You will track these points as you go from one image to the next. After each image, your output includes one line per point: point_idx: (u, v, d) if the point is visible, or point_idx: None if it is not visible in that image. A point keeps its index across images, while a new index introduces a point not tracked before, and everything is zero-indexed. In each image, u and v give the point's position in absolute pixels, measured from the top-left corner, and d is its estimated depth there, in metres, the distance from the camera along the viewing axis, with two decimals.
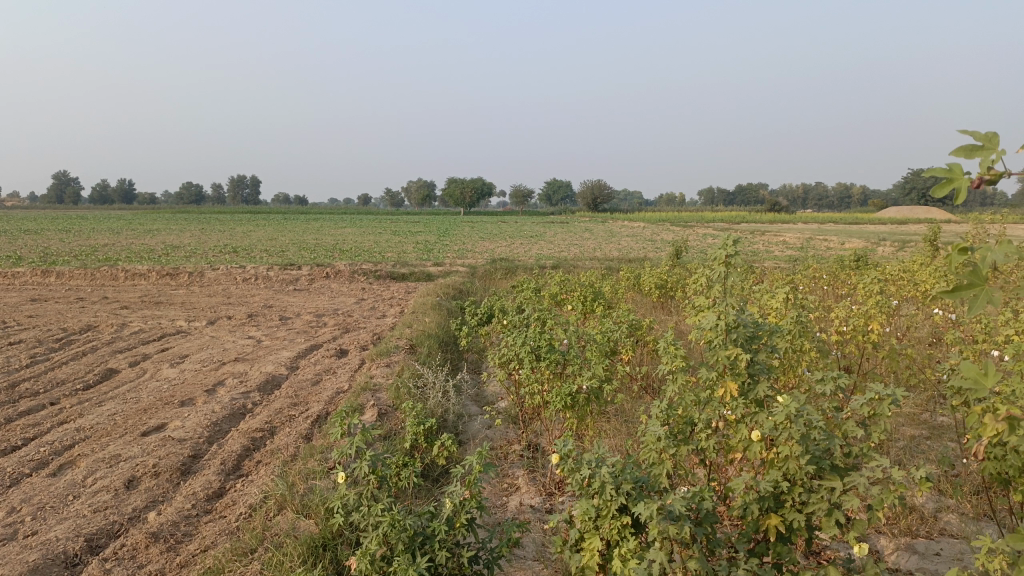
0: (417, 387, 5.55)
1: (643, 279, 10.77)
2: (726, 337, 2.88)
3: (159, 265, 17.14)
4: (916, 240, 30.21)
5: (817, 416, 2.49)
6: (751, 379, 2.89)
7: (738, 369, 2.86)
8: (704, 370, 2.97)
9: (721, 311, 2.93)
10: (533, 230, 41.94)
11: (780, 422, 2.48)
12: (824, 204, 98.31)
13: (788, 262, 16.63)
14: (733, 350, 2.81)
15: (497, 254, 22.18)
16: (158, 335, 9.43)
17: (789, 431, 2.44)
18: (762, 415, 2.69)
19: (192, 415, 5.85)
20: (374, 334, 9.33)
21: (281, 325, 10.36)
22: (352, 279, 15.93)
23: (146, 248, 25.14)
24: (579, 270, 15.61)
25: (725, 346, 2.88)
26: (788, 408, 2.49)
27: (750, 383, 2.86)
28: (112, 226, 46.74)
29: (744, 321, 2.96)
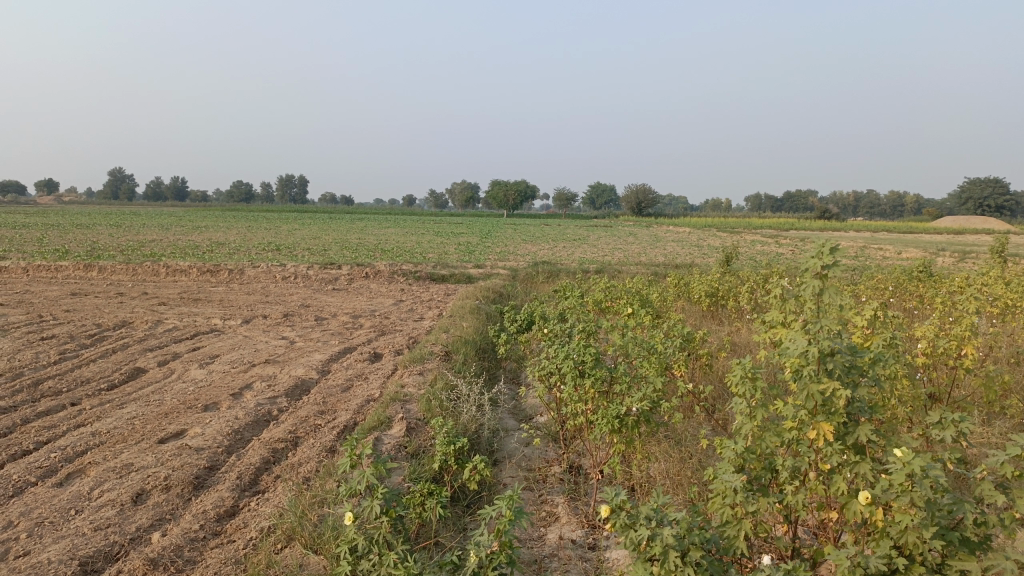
0: (450, 400, 5.13)
1: (693, 286, 10.25)
2: (819, 367, 2.37)
3: (201, 261, 17.09)
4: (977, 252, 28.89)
5: (945, 479, 2.09)
6: (850, 420, 2.41)
7: (834, 407, 2.37)
8: (790, 405, 2.48)
9: (813, 334, 2.41)
10: (576, 234, 41.39)
11: (899, 485, 2.08)
12: (877, 212, 95.67)
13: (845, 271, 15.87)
14: (829, 385, 2.32)
15: (540, 257, 21.74)
16: (191, 333, 9.22)
17: (911, 497, 2.04)
18: (868, 471, 2.27)
19: (213, 421, 5.52)
20: (411, 337, 8.96)
21: (316, 325, 10.07)
22: (392, 279, 15.66)
23: (191, 244, 25.31)
24: (624, 275, 15.09)
25: (817, 377, 2.38)
26: (909, 469, 2.07)
27: (849, 426, 2.39)
28: (163, 222, 47.65)
29: (840, 345, 2.44)
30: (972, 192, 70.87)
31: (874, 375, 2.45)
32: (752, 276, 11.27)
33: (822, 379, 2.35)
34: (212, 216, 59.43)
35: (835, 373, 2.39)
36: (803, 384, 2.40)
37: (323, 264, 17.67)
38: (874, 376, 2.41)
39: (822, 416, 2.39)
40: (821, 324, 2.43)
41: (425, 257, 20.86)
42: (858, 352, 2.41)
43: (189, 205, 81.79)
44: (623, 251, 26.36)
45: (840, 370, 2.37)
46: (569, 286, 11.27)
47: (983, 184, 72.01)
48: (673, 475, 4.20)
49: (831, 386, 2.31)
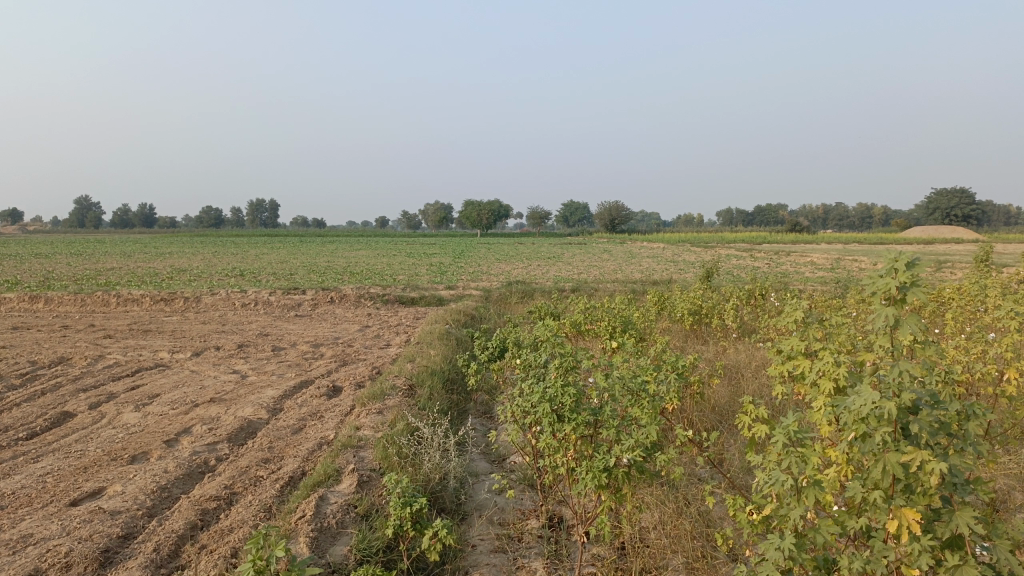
0: (410, 443, 4.44)
1: (674, 304, 9.69)
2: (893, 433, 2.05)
3: (155, 290, 16.20)
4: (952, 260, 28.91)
5: None
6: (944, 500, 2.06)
7: (922, 487, 2.03)
8: (859, 486, 2.14)
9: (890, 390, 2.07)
10: (550, 252, 40.86)
11: None
12: (846, 224, 96.68)
13: (826, 285, 15.48)
14: (915, 456, 1.98)
15: (513, 276, 21.09)
16: (132, 370, 8.43)
17: None
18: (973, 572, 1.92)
19: (138, 476, 4.80)
20: (374, 367, 8.27)
21: (273, 356, 9.32)
22: (358, 304, 14.91)
23: (150, 272, 24.31)
24: (600, 294, 14.51)
25: (897, 448, 2.05)
26: None
27: (940, 508, 2.07)
28: (127, 249, 46.40)
29: (921, 400, 2.12)
30: (938, 203, 71.85)
31: (966, 438, 2.11)
32: (735, 291, 10.75)
33: (905, 447, 2.03)
34: (180, 242, 58.11)
35: (916, 436, 2.07)
36: (876, 454, 2.08)
37: (286, 289, 16.87)
38: (967, 439, 2.08)
39: (902, 495, 2.08)
40: (895, 374, 2.11)
41: (394, 279, 20.16)
42: (942, 403, 2.08)
43: (157, 232, 80.20)
44: (598, 268, 25.88)
45: (925, 433, 2.04)
46: (544, 307, 10.65)
47: (949, 194, 72.96)
48: (672, 532, 3.61)
49: (917, 456, 1.98)
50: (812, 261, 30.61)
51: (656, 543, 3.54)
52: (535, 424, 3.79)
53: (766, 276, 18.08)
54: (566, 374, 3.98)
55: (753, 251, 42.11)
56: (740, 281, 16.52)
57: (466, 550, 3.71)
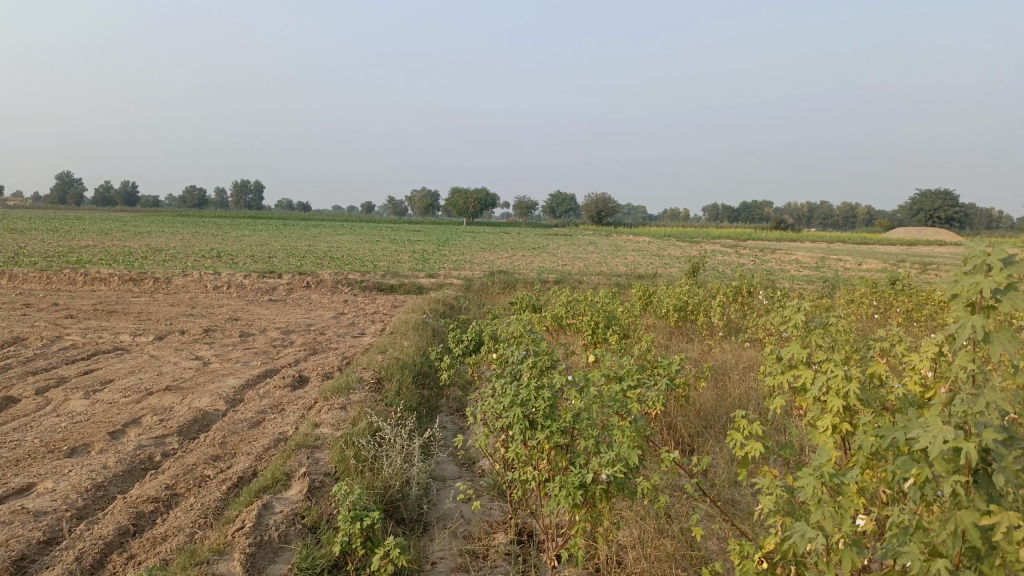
0: (371, 444, 4.07)
1: (659, 299, 9.36)
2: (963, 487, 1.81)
3: (125, 269, 15.68)
4: (937, 262, 28.91)
5: None
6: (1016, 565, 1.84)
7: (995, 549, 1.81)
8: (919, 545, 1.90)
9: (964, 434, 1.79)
10: (535, 243, 40.52)
11: None
12: (830, 223, 97.16)
13: (814, 284, 15.22)
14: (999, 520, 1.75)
15: (496, 266, 20.72)
16: (88, 353, 7.98)
17: None
18: None
19: (73, 472, 4.40)
20: (345, 357, 7.88)
21: (239, 343, 8.90)
22: (335, 289, 14.48)
23: (123, 250, 23.72)
24: (584, 287, 14.16)
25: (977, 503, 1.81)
26: None
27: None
28: (105, 227, 45.62)
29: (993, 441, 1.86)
30: (923, 205, 72.15)
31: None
32: (722, 288, 10.43)
33: (984, 506, 1.79)
34: (163, 221, 57.27)
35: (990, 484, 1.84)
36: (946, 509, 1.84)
37: (262, 272, 16.41)
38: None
39: (968, 561, 1.86)
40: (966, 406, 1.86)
41: (375, 265, 19.73)
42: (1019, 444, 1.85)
43: (138, 211, 79.12)
44: (583, 261, 25.54)
45: (1009, 486, 1.79)
46: (526, 299, 10.30)
47: (933, 196, 73.31)
48: (653, 554, 3.25)
49: (1000, 520, 1.75)
50: (797, 260, 30.40)
51: (633, 564, 3.20)
52: (506, 429, 3.43)
53: (752, 274, 17.82)
54: (541, 375, 3.61)
55: (737, 248, 41.91)
56: (727, 278, 16.26)
57: (424, 568, 3.35)
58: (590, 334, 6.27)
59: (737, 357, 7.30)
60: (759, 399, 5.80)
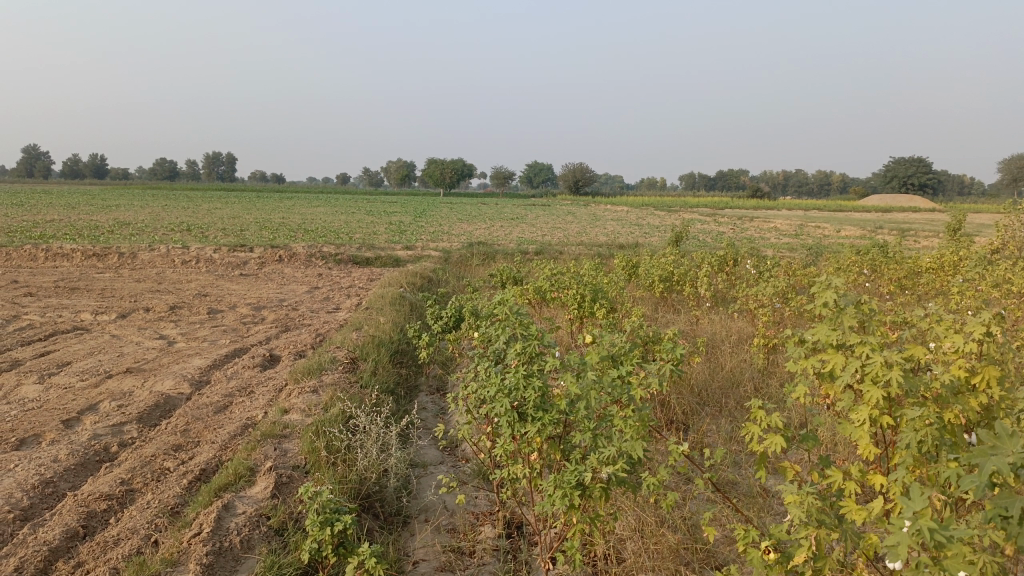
0: (343, 433, 3.76)
1: (644, 270, 9.08)
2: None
3: (90, 244, 15.10)
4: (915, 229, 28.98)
5: None
6: None
7: None
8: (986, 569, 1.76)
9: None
10: (514, 213, 40.11)
11: None
12: (806, 192, 97.55)
13: (796, 252, 15.06)
14: None
15: (475, 237, 20.33)
16: (45, 333, 7.54)
17: None
18: None
19: (20, 465, 4.04)
20: (319, 334, 7.52)
21: (207, 320, 8.49)
22: (309, 263, 14.05)
23: (89, 225, 22.98)
24: (564, 257, 13.85)
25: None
26: None
27: None
28: (72, 201, 44.49)
29: None
30: (897, 173, 72.54)
31: None
32: (707, 257, 10.17)
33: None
34: (133, 194, 55.98)
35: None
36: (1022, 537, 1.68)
37: (234, 246, 15.92)
38: None
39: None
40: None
41: (350, 237, 19.28)
42: None
43: (107, 184, 77.37)
44: (562, 230, 25.24)
45: None
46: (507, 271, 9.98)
47: (908, 163, 73.71)
48: (655, 551, 2.99)
49: None
50: (775, 227, 30.33)
51: (633, 564, 2.92)
52: (492, 418, 3.13)
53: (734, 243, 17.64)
54: (529, 358, 3.29)
55: (715, 216, 41.84)
56: (709, 247, 16.04)
57: (404, 569, 3.06)
58: (575, 308, 5.96)
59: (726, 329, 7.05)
60: (753, 374, 5.55)
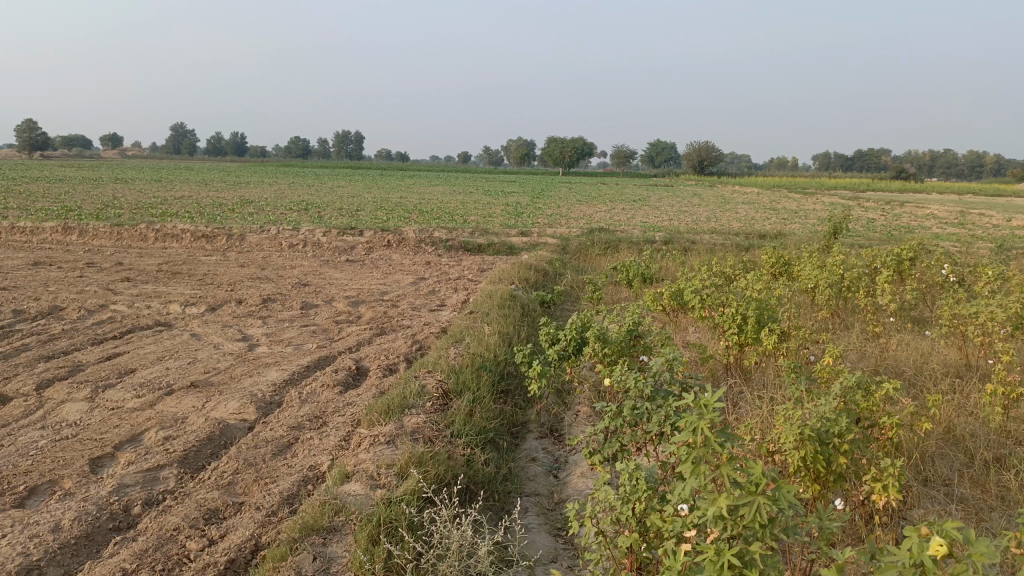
0: (417, 540, 2.64)
1: (804, 273, 7.53)
2: None
3: (202, 225, 14.78)
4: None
5: None
6: None
7: None
8: None
9: None
10: (636, 195, 38.23)
11: None
12: (956, 173, 89.57)
13: (978, 250, 12.74)
14: None
15: (596, 221, 19.02)
16: (122, 330, 6.84)
17: None
18: None
19: (12, 532, 3.11)
20: (417, 344, 6.41)
21: (297, 317, 7.59)
22: (418, 249, 13.14)
23: (212, 203, 23.17)
24: (697, 249, 12.31)
25: None
26: None
27: None
28: (207, 177, 46.20)
29: None
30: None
31: None
32: (883, 260, 8.37)
33: None
34: (267, 172, 57.92)
35: None
36: None
37: (344, 228, 15.24)
38: None
39: None
40: None
41: (465, 221, 18.33)
42: None
43: (244, 162, 80.88)
44: (689, 216, 23.35)
45: None
46: (637, 271, 8.57)
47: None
48: None
49: None
50: (932, 215, 27.07)
51: None
52: None
53: (894, 238, 15.33)
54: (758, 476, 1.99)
55: (859, 200, 38.33)
56: (867, 240, 14.03)
57: None
58: (728, 330, 4.59)
59: (926, 361, 5.45)
60: (986, 437, 4.04)
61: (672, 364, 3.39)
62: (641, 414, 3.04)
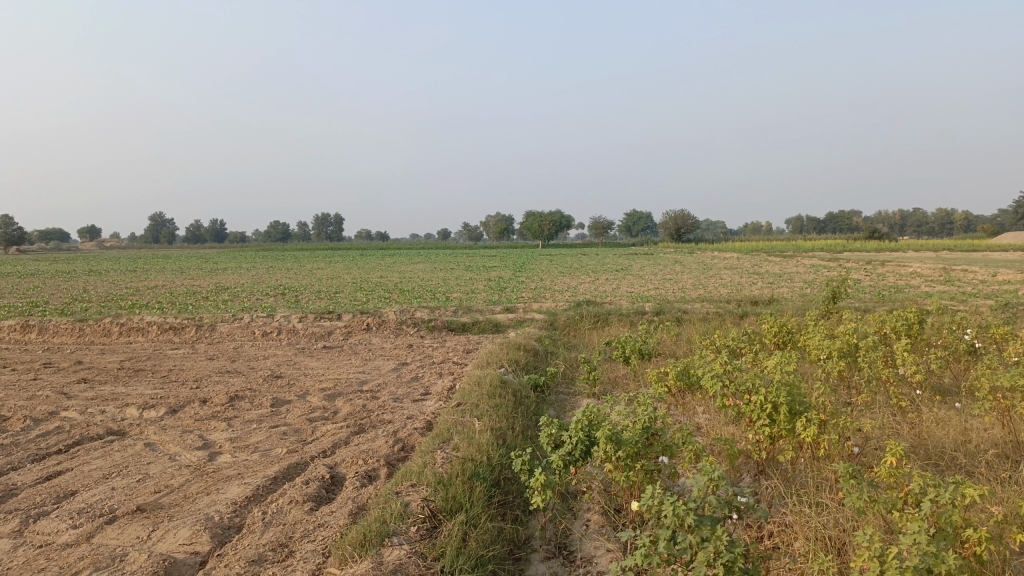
0: None
1: (815, 344, 7.01)
2: None
3: (171, 315, 14.08)
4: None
5: None
6: None
7: None
8: None
9: None
10: (617, 264, 38.07)
11: None
12: (927, 230, 91.12)
13: (978, 309, 12.32)
14: None
15: (582, 293, 18.57)
16: (68, 441, 6.11)
17: None
18: None
19: None
20: (401, 447, 5.69)
21: (267, 416, 6.87)
22: (400, 330, 12.52)
23: (185, 291, 22.48)
24: (691, 320, 11.82)
25: None
26: None
27: None
28: (183, 265, 45.59)
29: None
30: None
31: None
32: (894, 325, 7.88)
33: None
34: (246, 257, 57.34)
35: None
36: None
37: (321, 312, 14.60)
38: None
39: None
40: None
41: (447, 299, 17.77)
42: None
43: (223, 248, 80.42)
44: (674, 284, 23.03)
45: None
46: (634, 346, 8.00)
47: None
48: None
49: None
50: (916, 274, 26.92)
51: None
52: None
53: (887, 299, 14.96)
54: None
55: (839, 261, 38.44)
56: (863, 303, 13.65)
57: None
58: (756, 421, 4.00)
59: (970, 440, 4.88)
60: None
61: (716, 483, 2.84)
62: (685, 552, 2.53)
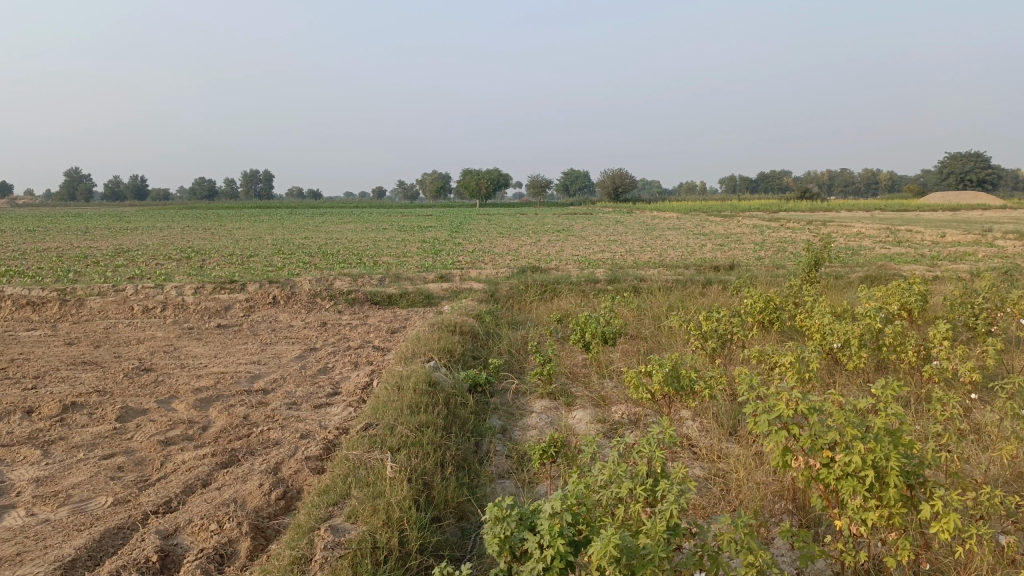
0: None
1: (829, 328, 5.48)
2: None
3: (38, 287, 11.80)
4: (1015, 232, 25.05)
5: None
6: None
7: None
8: None
9: None
10: (558, 225, 36.51)
11: None
12: (855, 192, 92.83)
13: (962, 275, 11.11)
14: None
15: (525, 257, 16.95)
16: None
17: None
18: None
19: None
20: (282, 496, 3.95)
21: (104, 438, 5.01)
22: (314, 304, 10.63)
23: (78, 255, 19.90)
24: (649, 290, 10.28)
25: None
26: None
27: None
28: (89, 224, 41.97)
29: None
30: (956, 170, 67.62)
31: None
32: (911, 303, 6.41)
33: None
34: (163, 216, 53.79)
35: None
36: None
37: (223, 281, 12.52)
38: None
39: None
40: None
41: (374, 264, 15.89)
42: None
43: (141, 206, 75.78)
44: (620, 246, 21.58)
45: None
46: (595, 329, 6.32)
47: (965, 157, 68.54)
48: None
49: None
50: (860, 235, 26.22)
51: None
52: None
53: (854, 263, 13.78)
54: None
55: (781, 221, 37.69)
56: (833, 267, 12.36)
57: None
58: (849, 501, 2.38)
59: None
60: None
61: None
62: None
